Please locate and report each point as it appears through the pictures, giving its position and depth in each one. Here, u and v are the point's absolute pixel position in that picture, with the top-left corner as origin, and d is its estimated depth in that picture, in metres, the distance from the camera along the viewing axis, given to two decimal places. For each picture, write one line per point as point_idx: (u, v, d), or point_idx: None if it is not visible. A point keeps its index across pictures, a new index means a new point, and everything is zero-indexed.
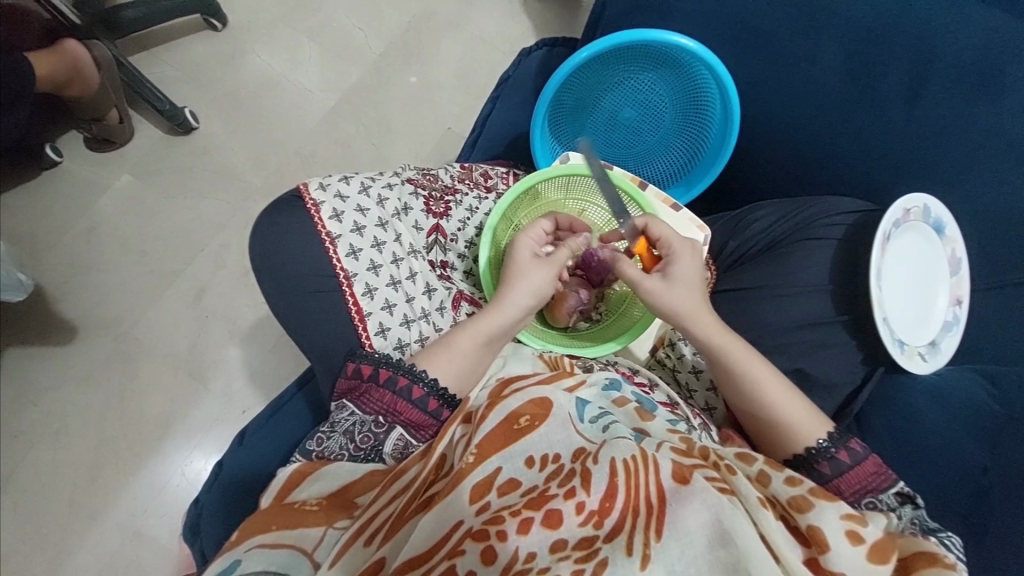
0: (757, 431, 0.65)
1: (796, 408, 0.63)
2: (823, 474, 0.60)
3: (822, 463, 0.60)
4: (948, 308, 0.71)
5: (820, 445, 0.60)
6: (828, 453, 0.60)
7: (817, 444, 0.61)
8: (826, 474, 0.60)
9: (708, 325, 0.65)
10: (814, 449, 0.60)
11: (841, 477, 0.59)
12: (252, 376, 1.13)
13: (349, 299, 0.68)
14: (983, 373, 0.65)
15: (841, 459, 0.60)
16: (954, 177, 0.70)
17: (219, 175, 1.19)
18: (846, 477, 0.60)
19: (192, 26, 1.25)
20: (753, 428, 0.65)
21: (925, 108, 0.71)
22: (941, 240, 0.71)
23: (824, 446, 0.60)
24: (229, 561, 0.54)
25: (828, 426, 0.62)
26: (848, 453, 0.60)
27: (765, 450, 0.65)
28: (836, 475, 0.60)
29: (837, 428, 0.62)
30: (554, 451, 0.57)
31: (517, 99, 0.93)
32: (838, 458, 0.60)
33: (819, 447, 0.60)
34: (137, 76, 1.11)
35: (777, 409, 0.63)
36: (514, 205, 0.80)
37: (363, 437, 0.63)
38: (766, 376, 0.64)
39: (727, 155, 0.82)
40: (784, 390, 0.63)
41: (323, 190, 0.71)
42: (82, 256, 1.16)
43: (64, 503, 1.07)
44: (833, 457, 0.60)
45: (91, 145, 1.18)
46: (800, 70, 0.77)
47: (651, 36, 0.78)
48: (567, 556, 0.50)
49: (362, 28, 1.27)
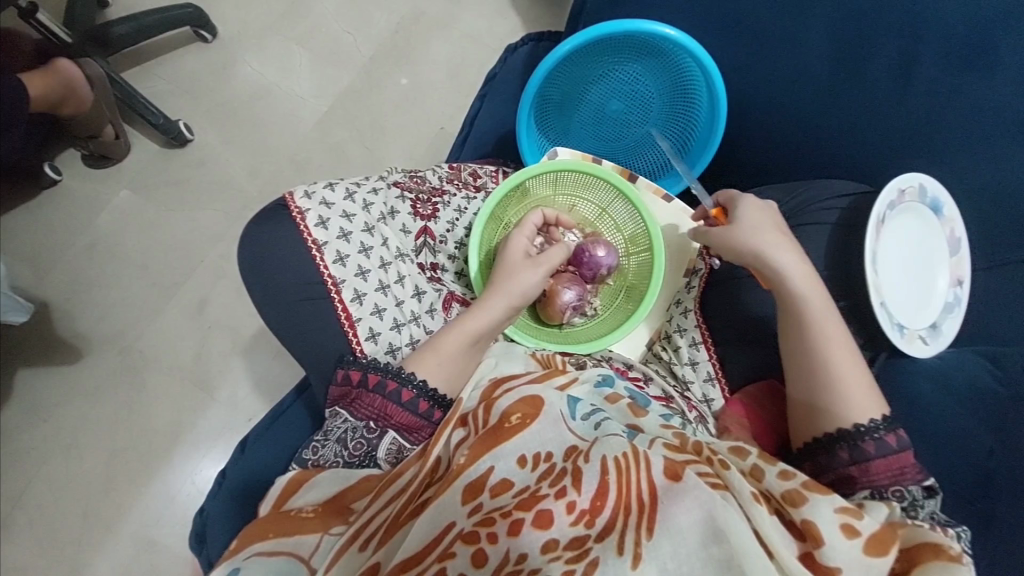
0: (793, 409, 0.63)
1: (839, 378, 0.60)
2: (865, 453, 0.57)
3: (868, 442, 0.58)
4: (950, 289, 0.69)
5: (870, 424, 0.58)
6: (876, 433, 0.57)
7: (868, 423, 0.58)
8: (868, 453, 0.57)
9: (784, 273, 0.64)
10: (863, 426, 0.58)
11: (882, 459, 0.57)
12: (257, 384, 1.14)
13: (338, 305, 0.69)
14: (985, 354, 0.64)
15: (887, 442, 0.57)
16: (950, 155, 0.69)
17: (217, 186, 1.20)
18: (885, 460, 0.57)
19: (183, 39, 1.26)
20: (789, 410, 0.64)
21: (916, 86, 0.69)
22: (939, 220, 0.69)
23: (874, 425, 0.58)
24: (229, 570, 0.54)
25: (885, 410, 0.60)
26: (896, 437, 0.57)
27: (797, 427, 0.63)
28: (877, 456, 0.57)
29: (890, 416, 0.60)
30: (546, 449, 0.57)
31: (505, 97, 0.92)
32: (884, 440, 0.57)
33: (869, 425, 0.58)
34: (131, 93, 1.13)
35: (813, 376, 0.61)
36: (504, 204, 0.80)
37: (356, 444, 0.63)
38: (826, 330, 0.61)
39: (716, 145, 0.81)
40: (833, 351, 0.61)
41: (308, 198, 0.71)
42: (86, 271, 1.18)
43: (79, 516, 1.09)
44: (880, 438, 0.57)
45: (90, 162, 1.20)
46: (787, 54, 0.75)
47: (633, 27, 0.77)
48: (558, 556, 0.50)
49: (351, 32, 1.27)
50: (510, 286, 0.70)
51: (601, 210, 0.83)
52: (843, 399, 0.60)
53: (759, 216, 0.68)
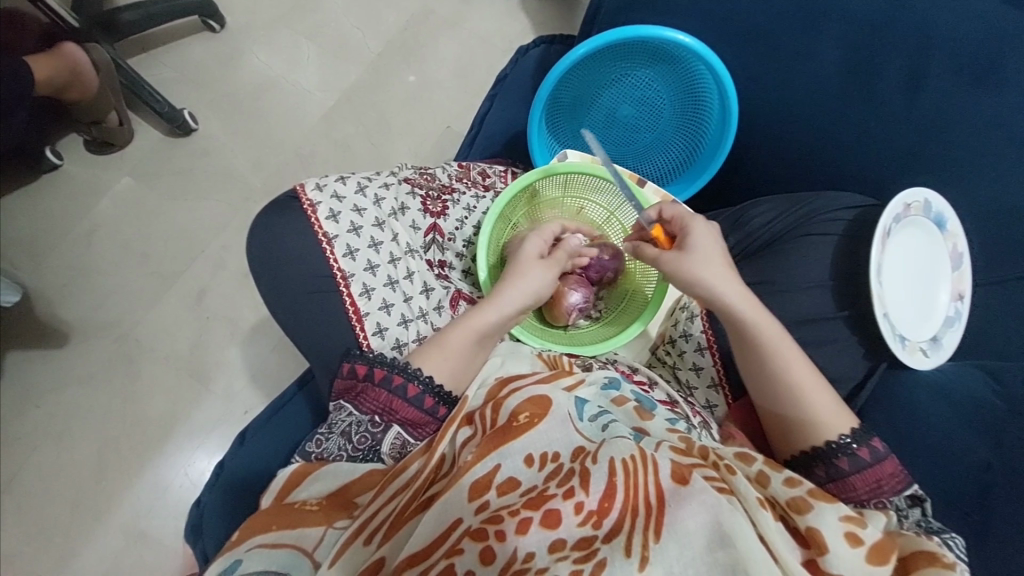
0: (775, 428, 0.63)
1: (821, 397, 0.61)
2: (841, 470, 0.59)
3: (842, 459, 0.59)
4: (951, 303, 0.70)
5: (841, 440, 0.59)
6: (848, 449, 0.59)
7: (839, 440, 0.59)
8: (844, 469, 0.58)
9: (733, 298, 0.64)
10: (835, 443, 0.59)
11: (859, 474, 0.58)
12: (254, 377, 1.13)
13: (347, 298, 0.68)
14: (986, 368, 0.65)
15: (860, 457, 0.58)
16: (956, 172, 0.70)
17: (220, 176, 1.20)
18: (863, 474, 0.58)
19: (191, 28, 1.25)
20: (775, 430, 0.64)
21: (925, 102, 0.70)
22: (943, 234, 0.71)
23: (846, 442, 0.59)
24: (231, 562, 0.54)
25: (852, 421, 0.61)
26: (868, 450, 0.58)
27: (773, 441, 0.64)
28: (854, 471, 0.58)
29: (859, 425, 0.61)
30: (553, 449, 0.57)
31: (515, 98, 0.92)
32: (858, 454, 0.58)
33: (840, 442, 0.59)
34: (135, 79, 1.11)
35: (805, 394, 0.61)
36: (513, 204, 0.80)
37: (360, 437, 0.63)
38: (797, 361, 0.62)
39: (724, 153, 0.82)
40: (800, 377, 0.62)
41: (320, 191, 0.71)
42: (84, 258, 1.17)
43: (69, 504, 1.08)
44: (853, 453, 0.58)
45: (93, 148, 1.19)
46: (799, 66, 0.76)
47: (649, 32, 0.77)
48: (566, 556, 0.50)
49: (360, 27, 1.27)
50: (509, 288, 0.70)
51: (609, 214, 0.83)
52: (829, 416, 0.60)
53: (709, 243, 0.67)
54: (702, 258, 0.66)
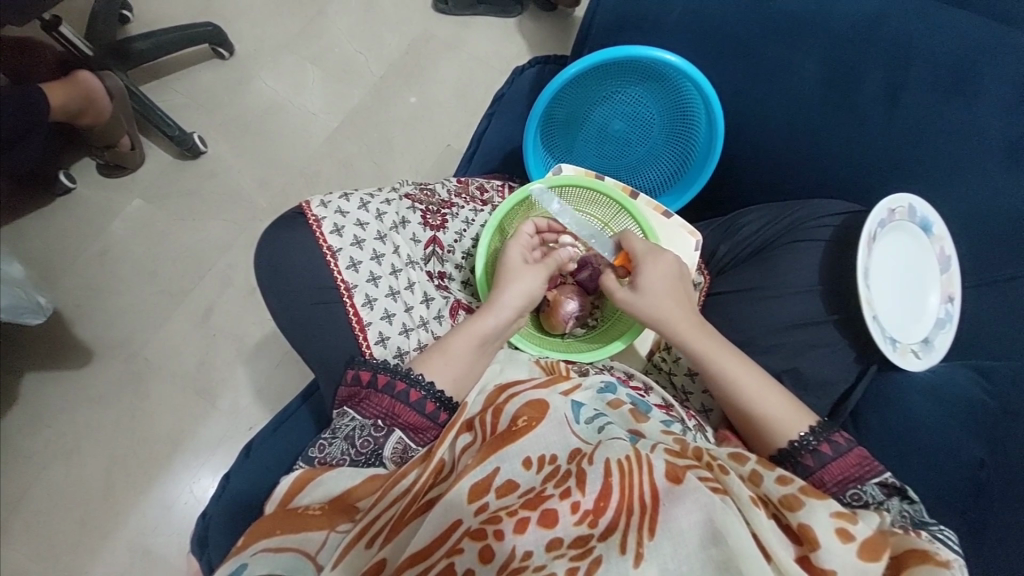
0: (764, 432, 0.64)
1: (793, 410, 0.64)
2: (807, 467, 0.62)
3: (806, 456, 0.62)
4: (941, 305, 0.72)
5: (803, 438, 0.62)
6: (810, 446, 0.62)
7: (799, 438, 0.62)
8: (810, 466, 0.61)
9: (690, 325, 0.68)
10: (796, 442, 0.62)
11: (824, 468, 0.61)
12: (259, 392, 1.15)
13: (350, 309, 0.71)
14: (975, 367, 0.67)
15: (823, 451, 0.61)
16: (940, 179, 0.73)
17: (227, 197, 1.23)
18: (829, 468, 0.61)
19: (201, 56, 1.29)
20: (761, 436, 0.64)
21: (906, 113, 0.73)
22: (929, 238, 0.73)
23: (806, 439, 0.62)
24: (237, 564, 0.55)
25: (812, 417, 0.64)
26: (830, 445, 0.61)
27: (754, 445, 0.66)
28: (820, 467, 0.61)
29: (821, 422, 0.64)
30: (551, 451, 0.59)
31: (513, 117, 0.96)
32: (820, 450, 0.61)
33: (801, 440, 0.62)
34: (148, 105, 1.16)
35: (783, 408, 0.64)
36: (511, 215, 0.82)
37: (363, 441, 0.65)
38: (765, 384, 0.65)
39: (712, 167, 0.85)
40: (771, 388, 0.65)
41: (325, 207, 0.73)
42: (94, 278, 1.19)
43: (77, 522, 1.09)
44: (815, 449, 0.61)
45: (105, 171, 1.21)
46: (784, 79, 0.79)
47: (638, 52, 0.80)
48: (563, 554, 0.52)
49: (363, 52, 1.31)
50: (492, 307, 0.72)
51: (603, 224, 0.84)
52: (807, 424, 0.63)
53: (663, 283, 0.70)
54: (668, 299, 0.69)
